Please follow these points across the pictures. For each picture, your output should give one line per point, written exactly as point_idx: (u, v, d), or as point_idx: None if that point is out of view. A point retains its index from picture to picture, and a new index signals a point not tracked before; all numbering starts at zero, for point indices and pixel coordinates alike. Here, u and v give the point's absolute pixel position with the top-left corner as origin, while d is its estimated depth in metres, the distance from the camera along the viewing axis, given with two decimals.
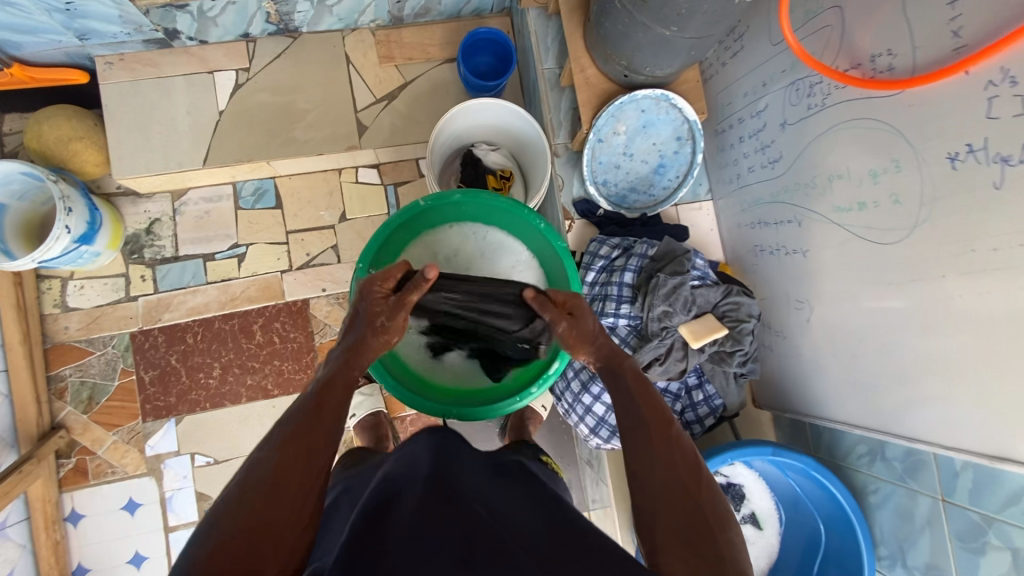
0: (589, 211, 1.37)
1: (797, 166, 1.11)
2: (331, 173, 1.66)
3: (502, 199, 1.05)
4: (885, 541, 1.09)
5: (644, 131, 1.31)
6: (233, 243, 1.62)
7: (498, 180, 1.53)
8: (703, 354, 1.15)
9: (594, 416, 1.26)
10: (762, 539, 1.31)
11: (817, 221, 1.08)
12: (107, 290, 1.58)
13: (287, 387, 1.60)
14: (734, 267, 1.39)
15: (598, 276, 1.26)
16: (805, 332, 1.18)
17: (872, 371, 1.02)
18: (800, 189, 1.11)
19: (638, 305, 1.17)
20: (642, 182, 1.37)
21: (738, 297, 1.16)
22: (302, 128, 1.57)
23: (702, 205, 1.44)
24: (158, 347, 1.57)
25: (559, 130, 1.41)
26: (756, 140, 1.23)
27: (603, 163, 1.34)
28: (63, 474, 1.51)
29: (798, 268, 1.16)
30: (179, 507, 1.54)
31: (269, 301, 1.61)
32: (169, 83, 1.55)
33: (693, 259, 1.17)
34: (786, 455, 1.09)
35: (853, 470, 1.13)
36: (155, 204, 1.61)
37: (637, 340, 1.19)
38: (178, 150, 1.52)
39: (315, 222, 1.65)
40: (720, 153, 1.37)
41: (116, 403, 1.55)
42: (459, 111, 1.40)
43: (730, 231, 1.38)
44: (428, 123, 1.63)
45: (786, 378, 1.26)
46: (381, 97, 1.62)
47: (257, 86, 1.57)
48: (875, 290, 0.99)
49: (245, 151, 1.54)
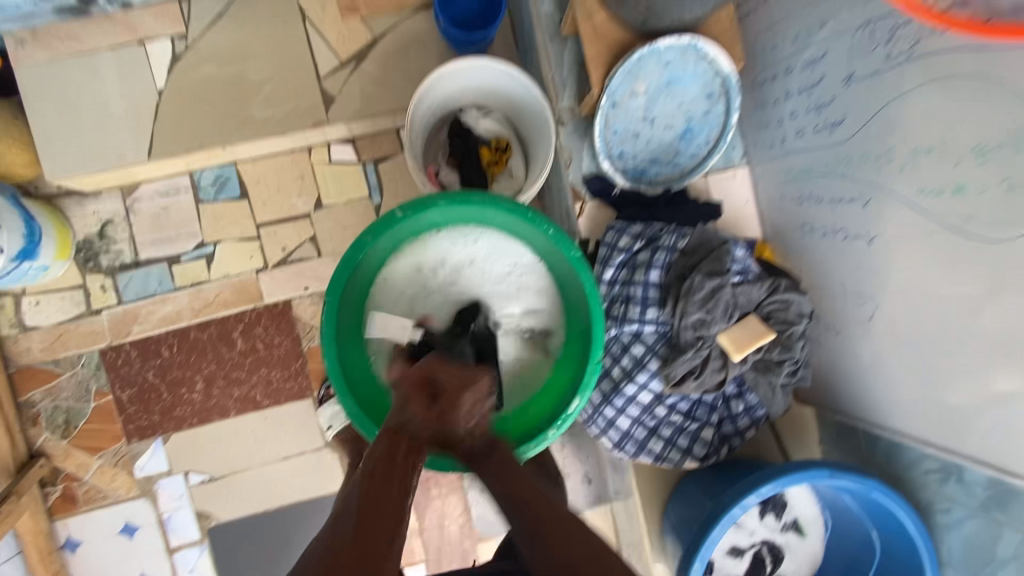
0: (604, 190, 1.15)
1: (867, 133, 0.88)
2: (300, 152, 1.44)
3: (498, 201, 0.84)
4: (953, 563, 0.98)
5: (668, 90, 1.09)
6: (199, 242, 1.43)
7: (492, 153, 1.30)
8: (746, 364, 0.99)
9: (617, 430, 1.09)
10: (806, 546, 1.20)
11: (891, 203, 0.88)
12: (66, 305, 1.41)
13: (277, 397, 1.45)
14: (773, 246, 1.19)
15: (617, 273, 1.07)
16: (868, 331, 1.00)
17: (951, 385, 0.86)
18: (868, 163, 0.90)
19: (668, 309, 1.01)
20: (666, 152, 1.13)
21: (785, 294, 0.98)
22: (259, 104, 1.35)
23: (736, 172, 1.22)
24: (132, 363, 1.42)
25: (563, 92, 1.17)
26: (807, 96, 0.99)
27: (619, 131, 1.11)
28: (52, 502, 1.43)
29: (862, 257, 0.97)
30: (179, 527, 1.45)
31: (247, 305, 1.43)
32: (96, 59, 1.33)
33: (733, 252, 0.99)
34: (844, 479, 0.95)
35: (915, 484, 1.01)
36: (104, 203, 1.41)
37: (666, 348, 1.04)
38: (118, 141, 1.33)
39: (289, 211, 1.44)
40: (756, 111, 1.14)
41: (94, 426, 1.42)
42: (443, 73, 1.16)
43: (770, 202, 1.17)
44: (406, 85, 1.39)
45: (838, 375, 1.10)
46: (347, 59, 1.38)
47: (199, 56, 1.35)
48: (958, 288, 0.81)
49: (194, 136, 1.34)
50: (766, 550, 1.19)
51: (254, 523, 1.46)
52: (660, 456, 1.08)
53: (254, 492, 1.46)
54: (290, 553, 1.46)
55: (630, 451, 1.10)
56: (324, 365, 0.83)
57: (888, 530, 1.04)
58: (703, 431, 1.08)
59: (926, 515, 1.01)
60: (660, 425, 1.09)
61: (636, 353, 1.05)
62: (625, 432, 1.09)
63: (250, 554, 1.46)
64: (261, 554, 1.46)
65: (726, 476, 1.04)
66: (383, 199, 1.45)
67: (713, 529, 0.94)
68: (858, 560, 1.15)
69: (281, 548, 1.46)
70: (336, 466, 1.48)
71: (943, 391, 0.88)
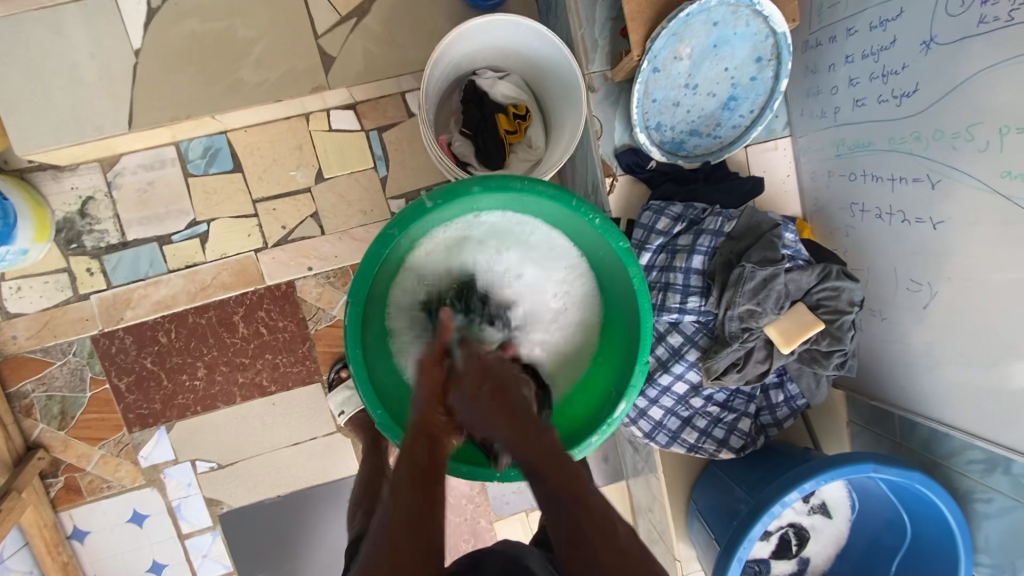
0: (638, 164, 1.07)
1: (944, 105, 0.83)
2: (297, 120, 1.32)
3: (539, 186, 0.77)
4: (989, 549, 0.94)
5: (715, 53, 0.99)
6: (191, 220, 1.32)
7: (510, 121, 1.17)
8: (792, 355, 0.95)
9: (649, 420, 1.05)
10: (831, 528, 1.12)
11: (961, 184, 0.82)
12: (50, 290, 1.31)
13: (285, 382, 1.38)
14: (814, 224, 1.14)
15: (654, 258, 1.02)
16: (918, 319, 0.95)
17: (1011, 376, 0.81)
18: (941, 139, 0.84)
19: (713, 299, 0.95)
20: (706, 122, 1.05)
21: (837, 282, 0.92)
22: (249, 66, 1.23)
23: (778, 144, 1.16)
24: (128, 350, 1.33)
25: (595, 55, 1.07)
26: (873, 61, 0.94)
27: (658, 100, 1.02)
28: (55, 494, 1.37)
29: (922, 241, 0.91)
30: (190, 515, 1.41)
31: (248, 288, 1.34)
32: (61, 15, 1.18)
33: (784, 236, 0.94)
34: (888, 471, 0.90)
35: (954, 471, 0.95)
36: (83, 178, 1.29)
37: (707, 339, 0.99)
38: (93, 108, 1.19)
39: (287, 185, 1.33)
40: (808, 77, 1.09)
41: (93, 416, 1.35)
42: (464, 31, 1.03)
43: (814, 177, 1.12)
44: (412, 44, 1.27)
45: (877, 361, 1.06)
46: (348, 14, 1.26)
47: (179, 11, 1.21)
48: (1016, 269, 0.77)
49: (179, 102, 1.21)
50: (790, 532, 1.11)
51: (267, 508, 1.42)
52: (694, 447, 1.05)
53: (264, 478, 1.41)
54: (306, 537, 1.43)
55: (661, 441, 1.06)
56: (349, 370, 0.76)
57: (927, 515, 0.99)
58: (740, 421, 1.05)
59: (963, 502, 0.96)
60: (694, 416, 1.05)
61: (673, 342, 1.01)
62: (657, 422, 1.05)
63: (265, 539, 1.42)
64: (276, 539, 1.42)
65: (761, 465, 1.01)
66: (389, 171, 1.34)
67: (755, 524, 0.90)
68: (881, 538, 1.09)
69: (296, 533, 1.43)
70: (347, 450, 1.43)
71: (999, 381, 0.83)
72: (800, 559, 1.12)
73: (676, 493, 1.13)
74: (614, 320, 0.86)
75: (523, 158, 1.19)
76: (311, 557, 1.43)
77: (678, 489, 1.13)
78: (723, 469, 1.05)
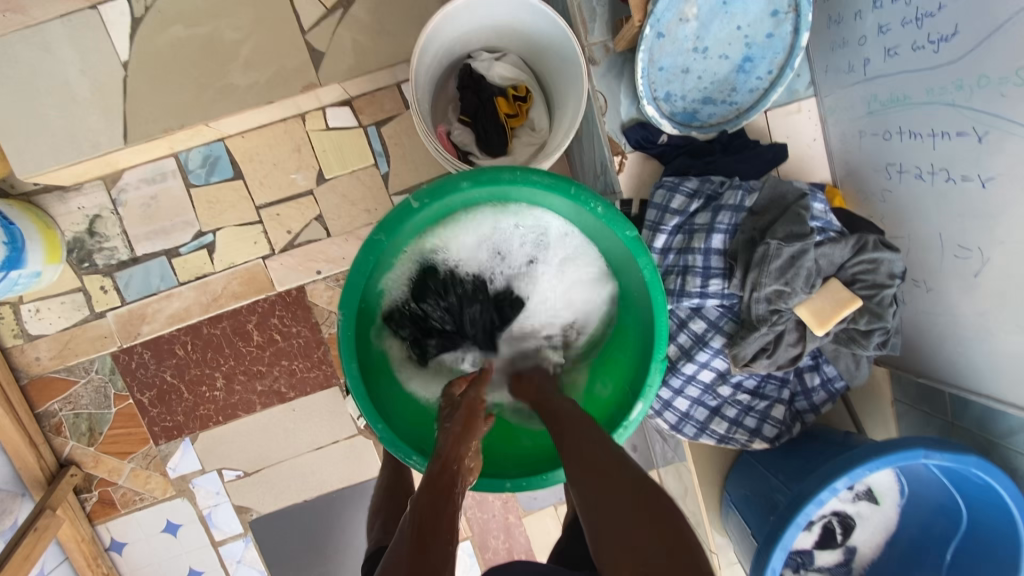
0: (647, 139, 1.00)
1: (989, 45, 0.73)
2: (293, 121, 1.28)
3: (533, 176, 0.71)
4: None
5: (725, 11, 0.91)
6: (197, 231, 1.31)
7: (511, 104, 1.11)
8: (827, 336, 0.88)
9: (675, 411, 0.99)
10: (878, 515, 1.04)
11: (1013, 135, 0.72)
12: (68, 310, 1.32)
13: (302, 388, 1.37)
14: (846, 190, 1.05)
15: (671, 240, 0.95)
16: (968, 289, 0.86)
17: None
18: (986, 86, 0.75)
19: (737, 281, 0.88)
20: (720, 88, 0.97)
21: (875, 254, 0.84)
22: (238, 69, 1.20)
23: (801, 106, 1.06)
24: (147, 364, 1.34)
25: (594, 24, 0.99)
26: (906, 4, 0.85)
27: (665, 68, 0.94)
28: (91, 508, 1.40)
29: (971, 202, 0.81)
30: (221, 522, 1.42)
31: (258, 295, 1.33)
32: (47, 33, 1.18)
33: (812, 207, 0.86)
34: (939, 457, 0.82)
35: (1010, 450, 0.86)
36: (88, 197, 1.28)
37: (732, 324, 0.92)
38: (87, 126, 1.19)
39: (289, 188, 1.30)
40: (831, 29, 1.00)
41: (120, 431, 1.36)
42: (453, 11, 0.98)
43: (844, 139, 1.02)
44: (402, 31, 1.22)
45: (923, 335, 0.97)
46: (334, 5, 1.22)
47: (163, 17, 1.19)
48: None
49: (171, 112, 1.19)
50: (833, 521, 1.03)
51: (295, 513, 1.42)
52: (725, 438, 0.99)
53: (291, 483, 1.41)
54: (335, 539, 1.43)
55: (690, 433, 1.00)
56: (346, 386, 0.72)
57: (986, 499, 0.91)
58: (774, 409, 0.98)
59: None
60: (723, 405, 0.99)
61: (696, 329, 0.94)
62: (684, 413, 0.99)
63: (296, 543, 1.43)
64: (307, 542, 1.43)
65: (798, 453, 0.94)
66: (391, 167, 1.29)
67: (796, 516, 0.83)
68: (931, 526, 1.00)
69: (327, 536, 1.43)
70: (370, 452, 1.42)
71: None
72: (845, 548, 1.04)
73: (708, 479, 1.08)
74: (629, 320, 0.81)
75: (528, 142, 1.12)
76: (342, 558, 1.43)
77: (710, 481, 1.07)
78: (759, 459, 0.99)
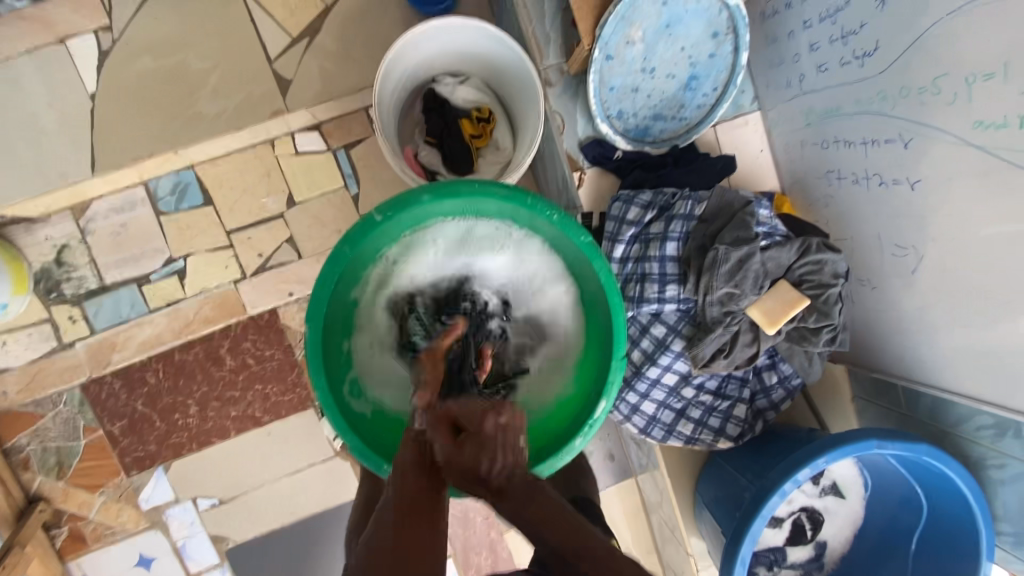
0: (604, 155, 1.05)
1: (906, 59, 0.80)
2: (263, 146, 1.29)
3: (491, 188, 0.75)
4: (1010, 518, 0.90)
5: (668, 34, 0.97)
6: (167, 258, 1.31)
7: (474, 125, 1.15)
8: (780, 335, 0.92)
9: (643, 415, 1.02)
10: (844, 509, 1.06)
11: (934, 139, 0.78)
12: (36, 341, 1.31)
13: (277, 411, 1.36)
14: (794, 197, 1.11)
15: (628, 249, 0.99)
16: (909, 285, 0.91)
17: (998, 328, 0.78)
18: (906, 95, 0.81)
19: (690, 286, 0.92)
20: (669, 105, 1.02)
21: (818, 255, 0.89)
22: (207, 97, 1.27)
23: (747, 119, 1.13)
24: (118, 394, 1.33)
25: (548, 48, 1.05)
26: (831, 23, 0.92)
27: (616, 87, 1.00)
28: (61, 544, 1.36)
29: (903, 203, 0.87)
30: (196, 553, 1.39)
31: (231, 319, 1.33)
32: (17, 68, 1.23)
33: (757, 213, 0.91)
34: (891, 447, 0.86)
35: (961, 436, 0.91)
36: (56, 228, 1.28)
37: (690, 327, 0.96)
38: (59, 157, 1.23)
39: (259, 212, 1.31)
40: (769, 48, 1.07)
41: (90, 463, 1.34)
42: (414, 37, 1.02)
43: (789, 148, 1.08)
44: (367, 58, 1.29)
45: (871, 333, 1.02)
46: (300, 35, 1.28)
47: (132, 50, 1.25)
48: (998, 222, 0.73)
49: (143, 142, 1.26)
50: (802, 517, 1.05)
51: (273, 539, 1.40)
52: (691, 438, 1.02)
53: (268, 509, 1.40)
54: (314, 565, 1.41)
55: (658, 436, 1.03)
56: (316, 396, 0.75)
57: (944, 489, 0.94)
58: (736, 408, 1.01)
59: (976, 469, 0.92)
60: (688, 407, 1.02)
61: (657, 334, 0.98)
62: (651, 417, 1.02)
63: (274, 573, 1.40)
64: (285, 569, 1.40)
65: (761, 451, 0.97)
66: (360, 188, 1.32)
67: (758, 510, 0.86)
68: (898, 518, 1.03)
69: (306, 562, 1.41)
70: (347, 474, 1.41)
71: (989, 337, 0.79)
72: (816, 543, 1.06)
73: (682, 485, 1.09)
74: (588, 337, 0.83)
75: (493, 161, 1.16)
76: None
77: (682, 483, 1.09)
78: (727, 460, 1.01)
